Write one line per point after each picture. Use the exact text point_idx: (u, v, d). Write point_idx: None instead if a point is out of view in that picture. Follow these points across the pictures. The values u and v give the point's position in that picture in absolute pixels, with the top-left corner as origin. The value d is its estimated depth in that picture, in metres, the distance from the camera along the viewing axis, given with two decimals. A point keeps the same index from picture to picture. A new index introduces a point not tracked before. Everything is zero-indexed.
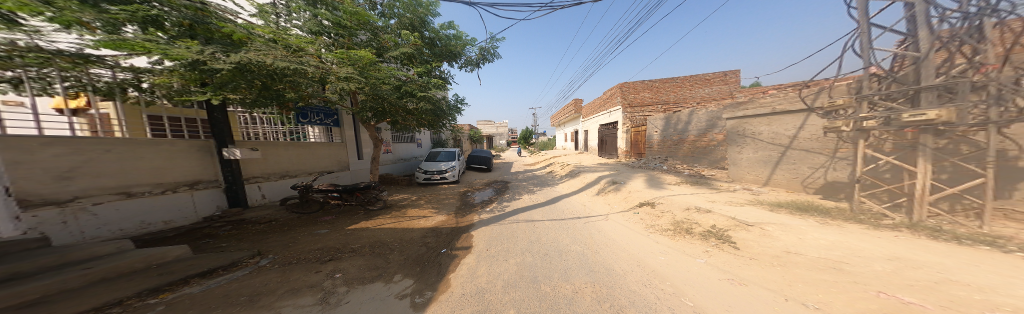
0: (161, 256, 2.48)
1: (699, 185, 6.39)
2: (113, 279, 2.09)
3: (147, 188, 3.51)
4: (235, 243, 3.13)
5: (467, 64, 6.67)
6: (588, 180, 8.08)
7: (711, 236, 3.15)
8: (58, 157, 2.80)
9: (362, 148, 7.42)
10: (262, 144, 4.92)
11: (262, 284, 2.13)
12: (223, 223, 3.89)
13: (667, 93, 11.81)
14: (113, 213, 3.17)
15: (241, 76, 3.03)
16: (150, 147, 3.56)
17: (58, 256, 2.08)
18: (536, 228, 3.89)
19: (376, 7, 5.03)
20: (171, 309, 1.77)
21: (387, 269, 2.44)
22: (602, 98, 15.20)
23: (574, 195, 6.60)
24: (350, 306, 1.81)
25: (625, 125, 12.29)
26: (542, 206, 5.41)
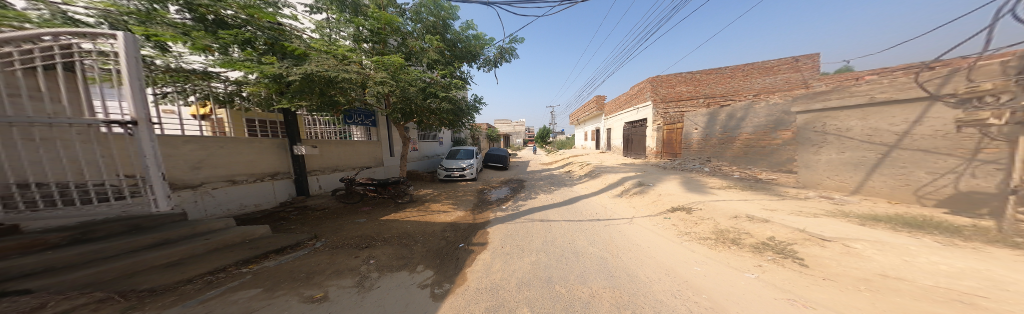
0: (250, 233, 3.14)
1: (755, 191, 5.53)
2: (221, 250, 2.74)
3: (245, 177, 4.43)
4: (299, 226, 3.78)
5: (487, 64, 6.86)
6: (613, 181, 7.64)
7: (767, 249, 2.71)
8: (190, 152, 3.71)
9: (393, 146, 8.19)
10: (319, 142, 5.77)
11: (316, 264, 2.56)
12: (291, 209, 4.73)
13: (712, 86, 10.41)
14: (224, 196, 4.10)
15: (305, 85, 3.63)
16: (247, 144, 4.47)
17: (190, 228, 2.81)
18: (553, 228, 3.85)
19: (405, 13, 5.47)
20: (255, 278, 2.25)
21: (412, 260, 2.71)
22: (630, 94, 14.10)
23: (594, 196, 6.30)
24: (380, 291, 2.07)
25: (656, 122, 11.44)
26: (561, 206, 5.30)
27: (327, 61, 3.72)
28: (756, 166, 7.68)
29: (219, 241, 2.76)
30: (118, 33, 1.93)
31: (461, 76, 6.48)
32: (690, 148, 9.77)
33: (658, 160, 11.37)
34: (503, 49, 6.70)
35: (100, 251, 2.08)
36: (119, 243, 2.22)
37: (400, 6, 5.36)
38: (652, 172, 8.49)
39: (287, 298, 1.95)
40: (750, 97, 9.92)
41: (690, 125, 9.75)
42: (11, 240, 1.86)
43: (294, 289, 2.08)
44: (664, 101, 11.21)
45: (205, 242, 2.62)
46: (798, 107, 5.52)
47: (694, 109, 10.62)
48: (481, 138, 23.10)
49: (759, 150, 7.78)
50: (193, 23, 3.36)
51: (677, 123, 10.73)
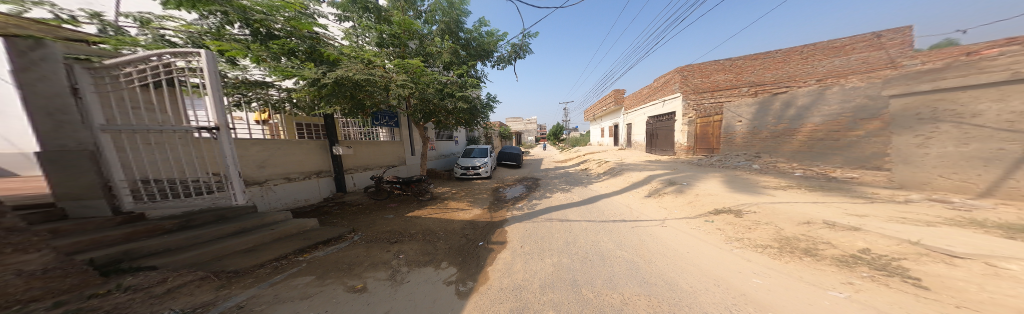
0: (306, 225, 3.53)
1: (817, 192, 4.69)
2: (281, 239, 3.12)
3: (297, 174, 5.03)
4: (339, 220, 4.16)
5: (500, 62, 6.85)
6: (636, 180, 7.12)
7: (854, 263, 2.23)
8: (256, 153, 4.30)
9: (414, 145, 8.63)
10: (353, 143, 6.31)
11: (355, 256, 2.78)
12: (333, 204, 5.25)
13: (759, 72, 8.96)
14: (282, 191, 4.71)
15: (337, 89, 3.99)
16: (298, 146, 5.06)
17: (259, 219, 3.25)
18: (573, 228, 3.70)
19: (421, 15, 5.68)
20: (309, 266, 2.53)
21: (436, 256, 2.80)
22: (656, 85, 13.03)
23: (616, 195, 5.93)
24: (410, 285, 2.16)
25: (686, 116, 10.37)
26: (580, 206, 5.07)
27: (355, 66, 4.00)
28: (825, 163, 6.52)
29: (282, 231, 3.15)
30: (201, 51, 2.31)
31: (476, 75, 6.58)
32: (734, 142, 8.77)
33: (691, 156, 10.29)
34: (518, 47, 6.65)
35: (197, 236, 2.53)
36: (210, 231, 2.67)
37: (417, 8, 5.59)
38: (683, 170, 7.70)
39: (334, 286, 2.14)
40: (813, 82, 8.12)
41: (730, 117, 8.86)
42: (139, 225, 2.35)
43: (340, 278, 2.28)
44: (698, 92, 10.07)
45: (271, 231, 3.02)
46: (892, 90, 4.55)
47: (737, 98, 9.40)
48: (494, 136, 23.17)
49: (830, 144, 6.63)
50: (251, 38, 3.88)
51: (714, 116, 9.82)
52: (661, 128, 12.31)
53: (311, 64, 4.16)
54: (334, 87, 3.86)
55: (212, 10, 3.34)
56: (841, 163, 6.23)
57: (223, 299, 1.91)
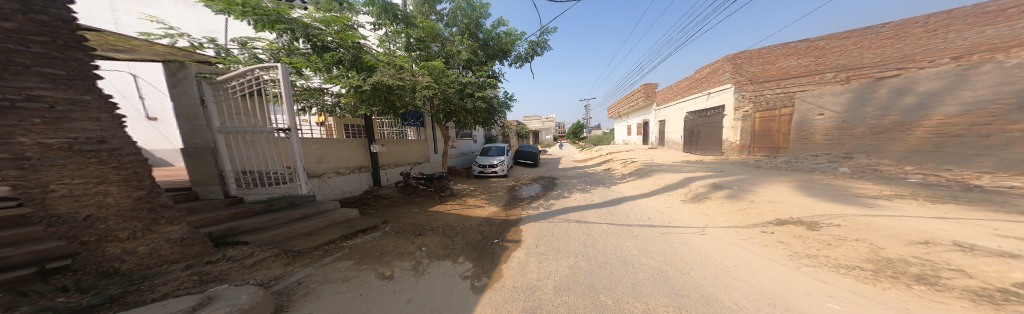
0: (354, 212, 3.96)
1: (906, 203, 3.77)
2: (333, 224, 3.57)
3: (346, 169, 5.69)
4: (374, 212, 4.60)
5: (518, 61, 6.81)
6: (665, 184, 6.49)
7: (995, 298, 1.67)
8: (315, 150, 4.99)
9: (437, 144, 9.12)
10: (387, 141, 6.92)
11: (385, 245, 3.06)
12: (370, 196, 5.83)
13: (853, 52, 6.94)
14: (335, 183, 5.40)
15: (374, 93, 4.40)
16: (347, 144, 5.73)
17: (318, 206, 3.76)
18: (591, 230, 3.57)
19: (443, 19, 5.93)
20: (349, 252, 2.85)
21: (454, 251, 2.94)
22: (698, 77, 11.69)
23: (643, 198, 5.50)
24: (430, 277, 2.31)
25: (739, 110, 9.23)
26: (602, 208, 4.82)
27: (388, 72, 4.36)
28: (963, 168, 5.07)
29: (332, 219, 3.58)
30: (279, 65, 2.79)
31: (494, 75, 6.69)
32: (812, 140, 7.69)
33: (748, 156, 9.16)
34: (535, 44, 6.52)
35: (271, 220, 3.06)
36: (281, 216, 3.20)
37: (438, 12, 5.85)
38: (731, 172, 6.77)
39: (368, 272, 2.39)
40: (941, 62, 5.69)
41: (808, 109, 7.71)
42: (236, 208, 2.97)
43: (373, 265, 2.53)
44: (760, 81, 8.71)
45: (325, 218, 3.46)
46: None
47: (818, 87, 7.56)
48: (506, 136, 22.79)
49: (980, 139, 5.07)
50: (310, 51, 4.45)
51: (780, 109, 8.36)
52: (704, 124, 11.04)
53: (354, 71, 4.62)
54: (371, 91, 4.27)
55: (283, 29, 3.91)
56: (995, 167, 4.77)
57: (288, 274, 2.28)
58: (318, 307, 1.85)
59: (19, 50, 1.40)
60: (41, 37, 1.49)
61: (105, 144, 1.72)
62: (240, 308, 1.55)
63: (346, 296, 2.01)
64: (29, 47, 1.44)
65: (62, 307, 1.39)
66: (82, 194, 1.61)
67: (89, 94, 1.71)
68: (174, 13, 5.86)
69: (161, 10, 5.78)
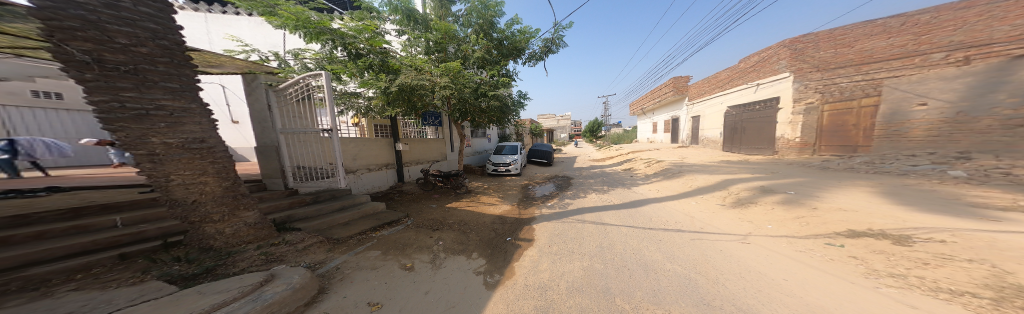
0: (383, 206, 4.27)
1: (1014, 216, 3.04)
2: (366, 216, 3.88)
3: (375, 165, 6.15)
4: (398, 206, 4.91)
5: (532, 59, 6.76)
6: (694, 187, 5.95)
7: None
8: (352, 147, 5.47)
9: (454, 143, 9.42)
10: (410, 140, 7.32)
11: (407, 238, 3.26)
12: (395, 192, 6.21)
13: (976, 26, 5.36)
14: (367, 178, 5.87)
15: (398, 94, 4.70)
16: (376, 142, 6.18)
17: (354, 198, 4.11)
18: (609, 232, 3.43)
19: (459, 20, 6.08)
20: (377, 242, 3.09)
21: (469, 246, 3.03)
22: (746, 67, 10.40)
23: (670, 201, 5.11)
24: (446, 270, 2.42)
25: (801, 101, 8.01)
26: (622, 210, 4.58)
27: (410, 74, 4.62)
28: None
29: (365, 211, 3.90)
30: (325, 73, 3.14)
31: (508, 74, 6.73)
32: (908, 136, 6.22)
33: (813, 156, 7.91)
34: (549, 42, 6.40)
35: (317, 210, 3.45)
36: (324, 206, 3.59)
37: (453, 13, 5.99)
38: (783, 175, 5.95)
39: (391, 263, 2.56)
40: None
41: (904, 99, 6.21)
42: (290, 199, 3.39)
43: (396, 256, 2.72)
44: (830, 67, 7.35)
45: (358, 211, 3.77)
46: None
47: (918, 72, 6.02)
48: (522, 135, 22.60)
49: None
50: (345, 58, 4.86)
51: (859, 99, 6.91)
52: (751, 119, 9.99)
53: (381, 75, 4.97)
54: (397, 92, 4.57)
55: (324, 39, 4.33)
56: None
57: (329, 259, 2.56)
58: (352, 291, 2.05)
59: (150, 69, 1.94)
60: (164, 58, 2.02)
61: (207, 143, 2.31)
62: (292, 286, 1.81)
63: (373, 283, 2.18)
64: (157, 67, 1.98)
65: (176, 273, 1.99)
66: (191, 183, 2.18)
67: (194, 103, 2.26)
68: (249, 31, 6.81)
69: (239, 29, 6.77)
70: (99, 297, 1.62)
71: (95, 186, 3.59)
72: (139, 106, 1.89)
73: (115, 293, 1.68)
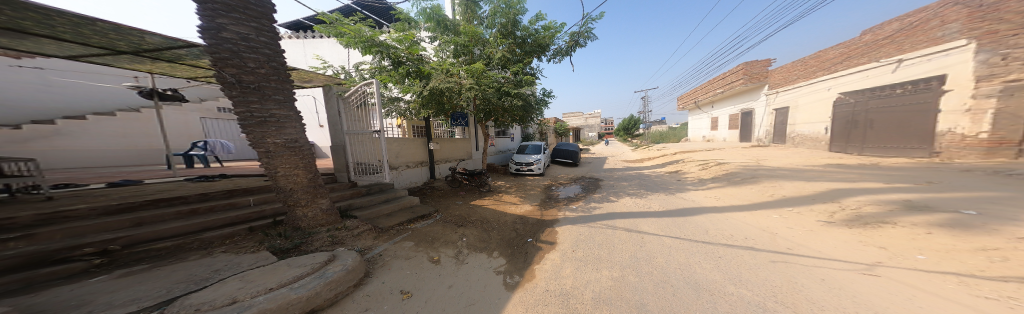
0: (419, 200, 4.68)
1: None
2: (405, 208, 4.34)
3: (415, 162, 6.69)
4: (431, 201, 5.33)
5: (557, 55, 6.64)
6: (773, 197, 4.79)
7: None
8: (397, 146, 6.06)
9: (480, 142, 9.70)
10: (443, 140, 7.79)
11: (435, 231, 3.52)
12: (428, 187, 6.64)
13: None
14: (409, 174, 6.42)
15: (429, 97, 5.07)
16: (416, 142, 6.73)
17: (397, 192, 4.62)
18: (647, 242, 3.07)
19: (483, 21, 6.24)
20: (413, 233, 3.43)
21: (490, 245, 3.14)
22: (884, 38, 7.64)
23: (736, 212, 4.23)
24: (467, 267, 2.57)
25: (995, 78, 5.53)
26: (664, 217, 4.06)
27: (439, 77, 4.92)
28: None
29: (404, 204, 4.35)
30: (375, 82, 3.64)
31: (531, 71, 6.79)
32: None
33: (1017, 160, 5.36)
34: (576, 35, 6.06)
35: (369, 201, 4.01)
36: (375, 197, 4.16)
37: (478, 15, 6.16)
38: (951, 187, 4.19)
39: (420, 255, 2.80)
40: None
41: None
42: (350, 190, 4.03)
43: (426, 249, 2.96)
44: None
45: (399, 203, 4.23)
46: None
47: None
48: (551, 132, 22.00)
49: None
50: (389, 67, 5.50)
51: None
52: (881, 109, 7.74)
53: (416, 80, 5.44)
54: (427, 95, 4.94)
55: (371, 51, 4.97)
56: None
57: (374, 246, 2.96)
58: (389, 278, 2.33)
59: (268, 86, 2.70)
60: (276, 76, 2.78)
61: (300, 143, 2.94)
62: (346, 267, 2.14)
63: (406, 272, 2.45)
64: (271, 83, 2.73)
65: (276, 246, 2.61)
66: (288, 174, 2.82)
67: (292, 111, 2.95)
68: (328, 50, 8.33)
69: (322, 50, 8.36)
70: (234, 260, 2.28)
71: (239, 174, 4.98)
72: (261, 115, 2.65)
73: (242, 257, 2.33)
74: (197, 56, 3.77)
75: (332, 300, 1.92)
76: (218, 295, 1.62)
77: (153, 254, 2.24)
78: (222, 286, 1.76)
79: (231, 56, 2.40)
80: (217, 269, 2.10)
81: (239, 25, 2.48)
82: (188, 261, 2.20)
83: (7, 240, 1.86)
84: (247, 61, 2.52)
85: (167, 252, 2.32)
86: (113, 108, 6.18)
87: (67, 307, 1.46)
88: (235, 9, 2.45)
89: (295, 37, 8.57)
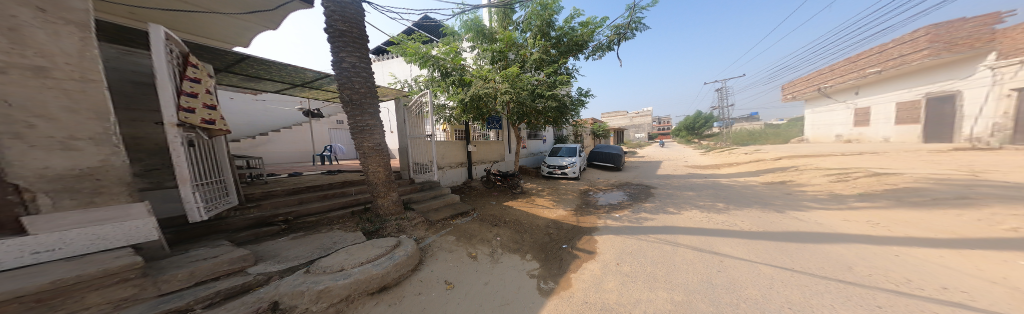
0: (459, 198, 4.98)
1: None
2: (450, 204, 4.73)
3: (459, 163, 6.99)
4: (472, 199, 5.61)
5: (595, 52, 6.39)
6: (1015, 232, 2.75)
7: None
8: (444, 147, 6.47)
9: (512, 144, 9.56)
10: (483, 142, 8.01)
11: (473, 228, 3.70)
12: (467, 186, 6.82)
13: None
14: (452, 174, 6.71)
15: (469, 103, 5.38)
16: (461, 144, 7.08)
17: (444, 189, 5.09)
18: (728, 267, 2.38)
19: (518, 26, 6.41)
20: (458, 228, 3.67)
21: (523, 247, 3.13)
22: None
23: (914, 247, 2.67)
24: (503, 266, 2.62)
25: None
26: (758, 240, 3.08)
27: (478, 84, 5.17)
28: None
29: (449, 201, 4.74)
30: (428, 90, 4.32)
31: (567, 71, 6.67)
32: None
33: None
34: (614, 29, 5.68)
35: (423, 196, 4.56)
36: (427, 193, 4.69)
37: (513, 21, 6.34)
38: None
39: (460, 250, 2.95)
40: None
41: None
42: (411, 186, 4.69)
43: (468, 244, 3.13)
44: None
45: (444, 200, 4.63)
46: None
47: None
48: (590, 133, 19.86)
49: None
50: (438, 78, 6.10)
51: None
52: None
53: (458, 88, 5.83)
54: (469, 101, 5.23)
55: (424, 65, 5.62)
56: None
57: (426, 237, 3.31)
58: (437, 268, 2.53)
59: (371, 102, 3.50)
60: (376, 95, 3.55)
61: (383, 146, 3.59)
62: (407, 253, 2.43)
63: (450, 264, 2.63)
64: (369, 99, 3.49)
65: (365, 228, 3.28)
66: (373, 170, 3.51)
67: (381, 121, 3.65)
68: (399, 68, 10.06)
69: (395, 68, 10.17)
70: (343, 235, 2.97)
71: (341, 171, 6.43)
72: (360, 123, 3.42)
73: (346, 234, 3.02)
74: (327, 84, 5.22)
75: (397, 279, 2.23)
76: (333, 261, 2.11)
77: (306, 225, 3.24)
78: (335, 255, 2.30)
79: (346, 81, 3.30)
80: (334, 241, 2.79)
81: (351, 55, 3.34)
82: (321, 233, 3.05)
83: (248, 208, 3.08)
84: (355, 83, 3.35)
85: (312, 224, 3.31)
86: (287, 123, 9.19)
87: (269, 257, 2.30)
88: (349, 44, 3.33)
89: (382, 60, 10.68)
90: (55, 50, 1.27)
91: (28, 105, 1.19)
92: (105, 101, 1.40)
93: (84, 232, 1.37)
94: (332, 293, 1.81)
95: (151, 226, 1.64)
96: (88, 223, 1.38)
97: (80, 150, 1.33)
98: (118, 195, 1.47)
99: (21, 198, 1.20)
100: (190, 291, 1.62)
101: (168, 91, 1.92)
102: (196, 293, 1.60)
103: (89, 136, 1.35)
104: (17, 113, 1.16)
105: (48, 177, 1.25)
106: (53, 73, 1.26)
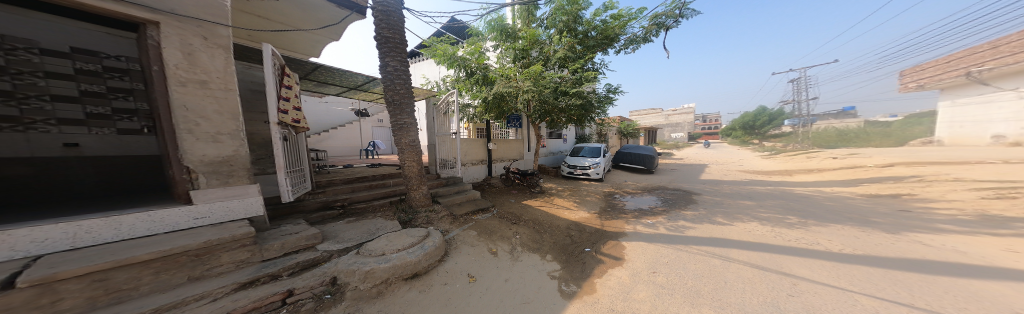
0: (479, 194, 4.99)
1: None
2: (473, 199, 4.81)
3: (482, 160, 7.09)
4: (493, 196, 5.62)
5: (626, 45, 5.86)
6: None
7: None
8: (468, 144, 6.61)
9: (531, 143, 9.40)
10: (503, 140, 8.00)
11: (494, 224, 3.69)
12: (488, 182, 6.89)
13: None
14: (473, 171, 6.85)
15: (492, 102, 5.38)
16: (484, 141, 7.17)
17: (467, 185, 5.20)
18: (804, 292, 1.90)
19: (542, 23, 6.17)
20: (481, 224, 3.70)
21: (543, 247, 3.00)
22: None
23: None
24: (523, 265, 2.53)
25: None
26: (856, 265, 2.39)
27: (501, 82, 5.13)
28: None
29: (471, 196, 4.83)
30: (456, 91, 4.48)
31: (594, 67, 6.25)
32: None
33: None
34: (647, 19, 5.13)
35: (448, 191, 4.74)
36: (451, 188, 4.86)
37: (537, 17, 6.13)
38: None
39: (482, 246, 2.96)
40: None
41: None
42: (438, 181, 4.91)
43: (490, 241, 3.12)
44: None
45: (467, 196, 4.73)
46: None
47: None
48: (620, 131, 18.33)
49: None
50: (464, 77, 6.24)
51: None
52: None
53: (483, 86, 5.87)
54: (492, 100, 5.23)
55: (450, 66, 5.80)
56: None
57: (450, 230, 3.41)
58: (461, 261, 2.57)
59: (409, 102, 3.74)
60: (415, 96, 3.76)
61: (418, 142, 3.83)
62: (435, 244, 2.51)
63: (473, 259, 2.65)
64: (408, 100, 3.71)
65: (400, 218, 3.53)
66: (409, 164, 3.76)
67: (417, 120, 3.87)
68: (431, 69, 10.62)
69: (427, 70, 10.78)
70: (382, 223, 3.24)
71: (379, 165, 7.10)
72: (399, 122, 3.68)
73: (385, 222, 3.28)
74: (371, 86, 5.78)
75: (427, 268, 2.34)
76: (376, 245, 2.29)
77: (355, 211, 3.63)
78: (377, 240, 2.50)
79: (389, 83, 3.59)
80: (377, 228, 3.05)
81: (394, 59, 3.63)
82: (367, 219, 3.38)
83: (315, 193, 3.58)
84: (397, 86, 3.61)
85: (361, 210, 3.69)
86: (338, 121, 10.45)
87: (329, 236, 2.63)
88: (393, 49, 3.61)
89: (417, 62, 11.41)
90: (211, 68, 1.91)
91: (196, 109, 1.84)
92: (236, 104, 2.03)
93: (222, 204, 2.00)
94: (376, 275, 1.97)
95: (262, 203, 2.23)
96: (224, 198, 2.00)
97: (221, 142, 1.96)
98: (242, 177, 2.09)
99: (189, 177, 1.82)
100: (282, 259, 1.98)
101: (274, 98, 2.34)
102: (283, 262, 1.94)
103: (228, 132, 1.99)
104: (190, 115, 1.81)
105: (204, 162, 1.89)
106: (210, 85, 1.90)
